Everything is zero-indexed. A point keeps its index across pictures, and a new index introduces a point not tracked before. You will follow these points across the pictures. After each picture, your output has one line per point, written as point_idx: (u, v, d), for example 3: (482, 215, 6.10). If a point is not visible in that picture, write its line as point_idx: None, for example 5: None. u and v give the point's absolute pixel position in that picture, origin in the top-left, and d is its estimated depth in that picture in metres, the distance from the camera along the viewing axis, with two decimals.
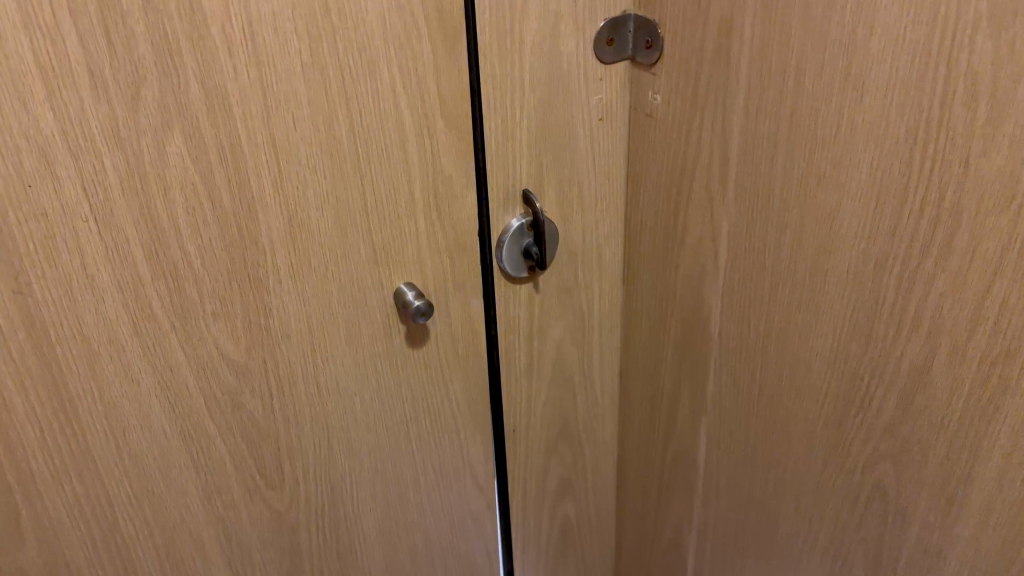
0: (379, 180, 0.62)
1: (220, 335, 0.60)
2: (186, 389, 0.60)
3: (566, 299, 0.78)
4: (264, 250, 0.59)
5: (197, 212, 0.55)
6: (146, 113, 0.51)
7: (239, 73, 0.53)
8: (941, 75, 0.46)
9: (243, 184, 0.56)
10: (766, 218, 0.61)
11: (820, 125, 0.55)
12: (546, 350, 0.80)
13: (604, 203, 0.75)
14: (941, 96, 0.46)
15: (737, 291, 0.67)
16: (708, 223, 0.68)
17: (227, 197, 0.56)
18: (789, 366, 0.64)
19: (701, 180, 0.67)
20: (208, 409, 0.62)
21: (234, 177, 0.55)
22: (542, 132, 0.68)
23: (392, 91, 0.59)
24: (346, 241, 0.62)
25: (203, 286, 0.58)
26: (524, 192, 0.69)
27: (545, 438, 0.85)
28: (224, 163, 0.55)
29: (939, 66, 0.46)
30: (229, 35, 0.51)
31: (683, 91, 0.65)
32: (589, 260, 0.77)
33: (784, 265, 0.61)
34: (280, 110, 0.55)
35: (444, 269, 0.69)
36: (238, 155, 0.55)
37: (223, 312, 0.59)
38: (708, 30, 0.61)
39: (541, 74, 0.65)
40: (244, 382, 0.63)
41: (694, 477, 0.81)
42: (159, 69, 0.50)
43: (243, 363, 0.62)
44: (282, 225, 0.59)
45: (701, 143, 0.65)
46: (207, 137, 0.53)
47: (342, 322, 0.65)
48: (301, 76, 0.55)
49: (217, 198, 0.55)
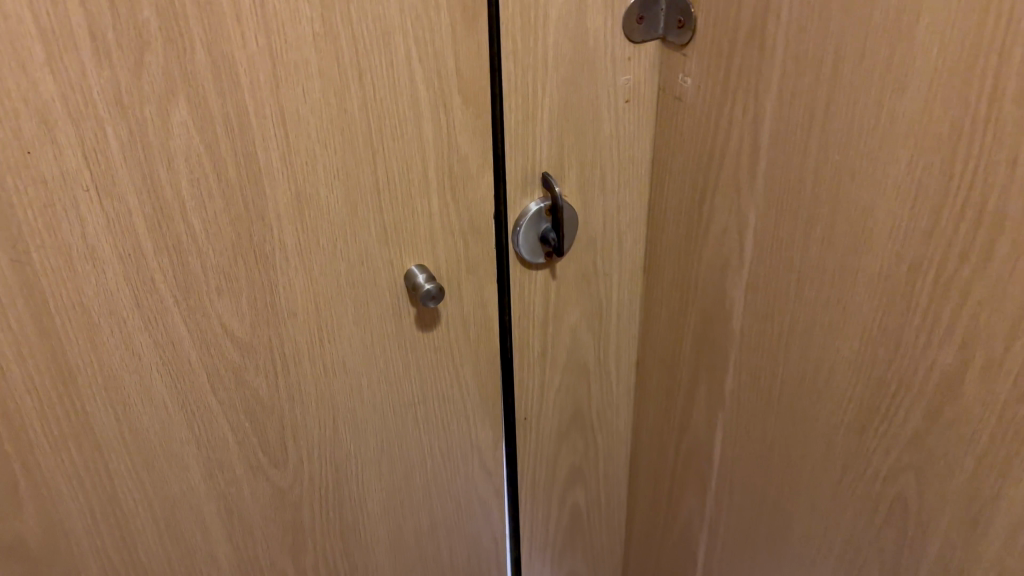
0: (391, 158, 0.59)
1: (224, 311, 0.59)
2: (188, 364, 0.59)
3: (583, 286, 0.75)
4: (270, 226, 0.57)
5: (202, 185, 0.53)
6: (150, 81, 0.49)
7: (247, 42, 0.50)
8: (993, 68, 0.42)
9: (250, 157, 0.54)
10: (795, 212, 0.58)
11: (858, 116, 0.51)
12: (561, 337, 0.78)
13: (627, 189, 0.72)
14: (991, 92, 0.43)
15: (762, 286, 0.64)
16: (734, 215, 0.64)
17: (234, 171, 0.54)
18: (812, 369, 0.61)
19: (729, 169, 0.63)
20: (211, 385, 0.61)
21: (241, 150, 0.54)
22: (564, 112, 0.65)
23: (407, 65, 0.56)
24: (356, 219, 0.60)
25: (207, 261, 0.56)
26: (543, 175, 0.67)
27: (557, 426, 0.83)
28: (230, 134, 0.53)
29: (991, 59, 0.42)
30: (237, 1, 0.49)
31: (715, 75, 0.62)
32: (608, 247, 0.75)
33: (812, 262, 0.58)
34: (290, 81, 0.53)
35: (456, 252, 0.67)
36: (245, 127, 0.53)
37: (228, 288, 0.58)
38: (744, 11, 0.57)
39: (565, 52, 0.62)
40: (248, 359, 0.62)
41: (708, 473, 0.79)
42: (163, 35, 0.48)
43: (247, 340, 0.61)
44: (290, 201, 0.57)
45: (731, 130, 0.62)
46: (212, 107, 0.51)
47: (350, 301, 0.64)
48: (312, 47, 0.52)
49: (223, 171, 0.54)
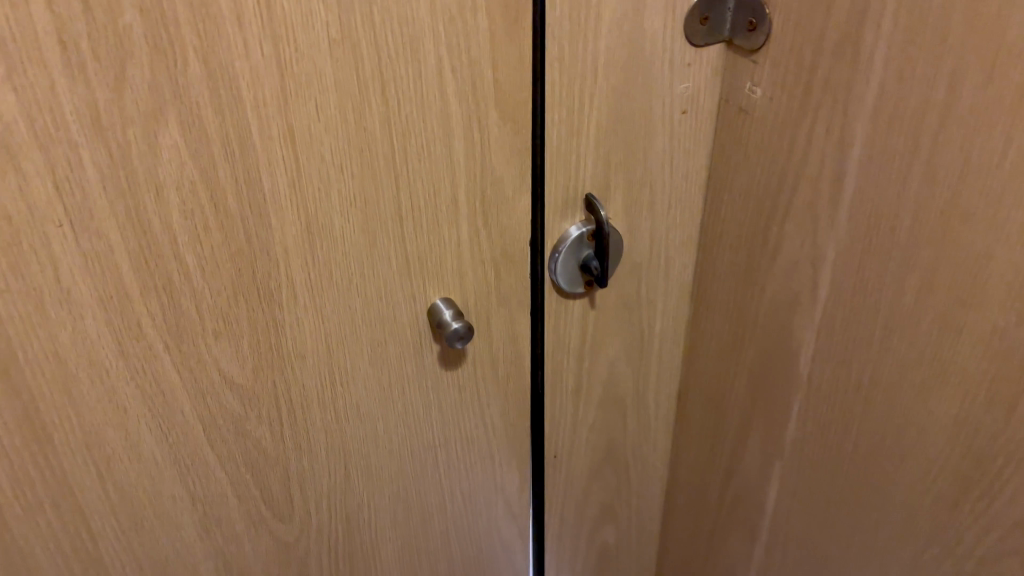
0: (417, 181, 0.51)
1: (222, 356, 0.51)
2: (182, 416, 0.52)
3: (624, 315, 0.67)
4: (277, 261, 0.49)
5: (197, 217, 0.45)
6: (134, 97, 0.41)
7: (249, 49, 0.42)
8: None
9: (253, 184, 0.46)
10: (886, 252, 0.50)
11: (977, 150, 0.43)
12: (597, 370, 0.70)
13: (678, 209, 0.64)
14: None
15: (838, 330, 0.56)
16: (807, 248, 0.56)
17: (233, 200, 0.46)
18: (896, 428, 0.54)
19: (804, 196, 0.55)
20: (208, 438, 0.54)
21: (242, 175, 0.45)
22: (612, 126, 0.57)
23: (438, 75, 0.48)
24: (375, 251, 0.52)
25: (202, 301, 0.48)
26: (587, 197, 0.58)
27: (589, 463, 0.76)
28: (230, 158, 0.45)
29: None
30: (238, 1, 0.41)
31: (793, 87, 0.53)
32: (654, 273, 0.66)
33: (903, 309, 0.50)
34: (300, 96, 0.45)
35: (487, 282, 0.59)
36: (247, 150, 0.45)
37: (227, 331, 0.50)
38: (835, 16, 0.48)
39: (618, 58, 0.54)
40: (250, 407, 0.54)
41: (757, 521, 0.71)
42: (149, 43, 0.40)
43: (249, 387, 0.53)
44: (300, 232, 0.49)
45: (809, 152, 0.54)
46: (209, 127, 0.43)
47: (366, 341, 0.56)
48: (327, 56, 0.44)
49: (221, 200, 0.46)
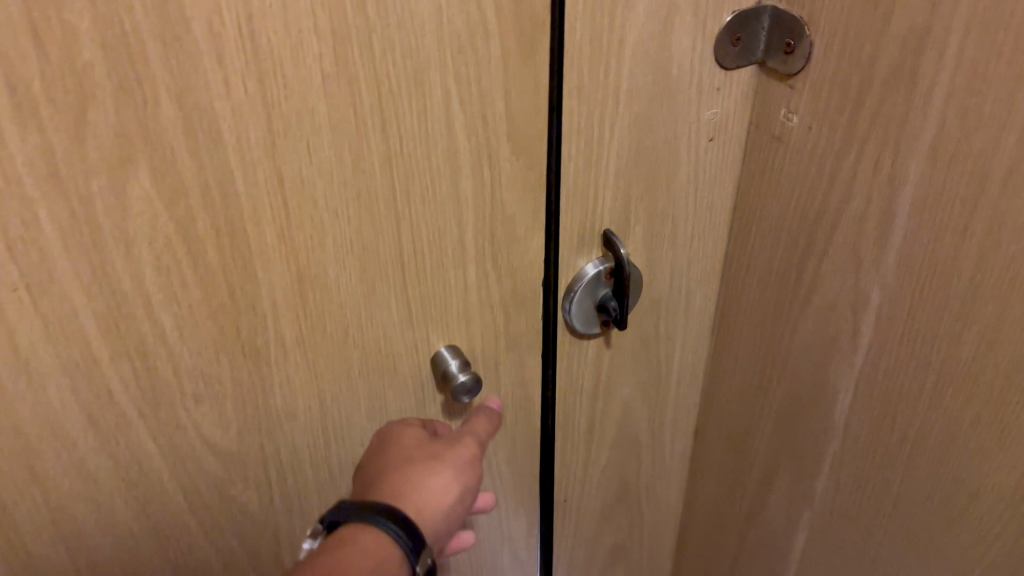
0: (419, 223, 0.46)
1: (204, 421, 0.46)
2: (159, 484, 0.47)
3: (641, 353, 0.63)
4: (264, 316, 0.44)
5: (173, 274, 0.40)
6: (97, 145, 0.36)
7: (231, 87, 0.37)
8: None
9: (236, 234, 0.41)
10: (941, 302, 0.45)
11: None
12: (611, 411, 0.65)
13: (701, 241, 0.59)
14: None
15: (880, 379, 0.51)
16: (846, 290, 0.51)
17: (215, 253, 0.41)
18: (945, 490, 0.49)
19: (844, 234, 0.50)
20: (189, 504, 0.49)
21: (224, 225, 0.40)
22: (634, 157, 0.51)
23: (444, 109, 0.43)
24: (373, 299, 0.47)
25: (182, 364, 0.43)
26: (605, 233, 0.53)
27: (601, 505, 0.71)
28: (210, 208, 0.39)
29: None
30: (217, 34, 0.35)
31: (835, 116, 0.48)
32: (675, 308, 0.61)
33: (959, 365, 0.46)
34: (290, 136, 0.39)
35: (495, 326, 0.54)
36: (229, 198, 0.40)
37: (209, 393, 0.45)
38: (887, 42, 0.43)
39: (643, 83, 0.48)
40: (236, 469, 0.49)
41: (780, 569, 0.67)
42: (114, 85, 0.34)
43: (234, 450, 0.48)
44: (290, 283, 0.44)
45: (851, 188, 0.49)
46: (185, 175, 0.38)
47: (364, 393, 0.51)
48: (320, 90, 0.39)
49: (200, 254, 0.40)
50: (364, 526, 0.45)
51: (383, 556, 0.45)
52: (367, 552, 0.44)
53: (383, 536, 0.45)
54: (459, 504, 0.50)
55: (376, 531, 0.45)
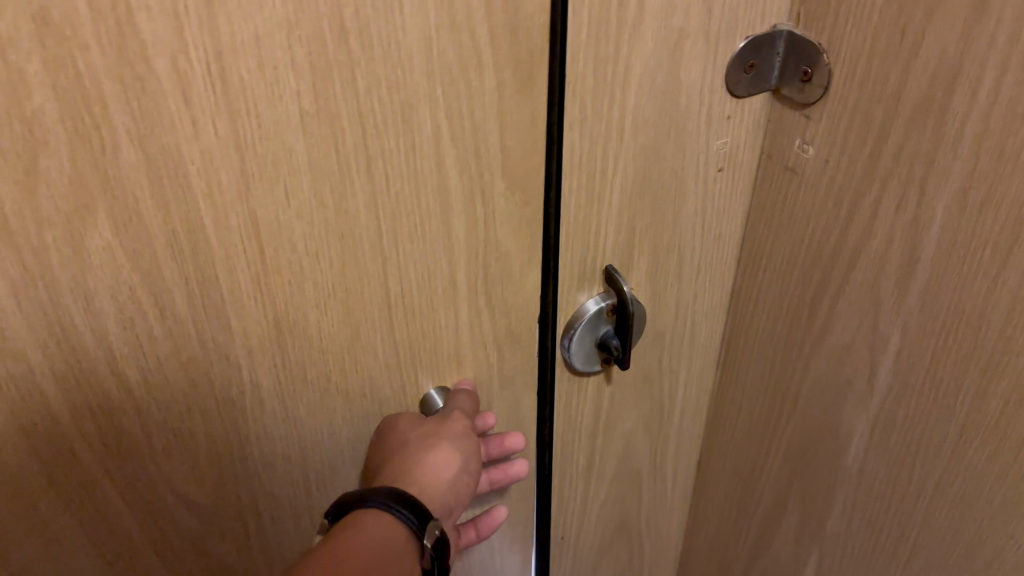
0: (407, 264, 0.43)
1: (175, 470, 0.44)
2: (128, 537, 0.45)
3: (643, 388, 0.60)
4: (238, 365, 0.42)
5: (138, 325, 0.38)
6: (51, 195, 0.33)
7: (200, 129, 0.34)
8: None
9: (208, 283, 0.38)
10: (966, 353, 0.42)
11: None
12: (611, 446, 0.62)
13: (708, 273, 0.56)
14: None
15: (896, 427, 0.48)
16: (862, 333, 0.48)
17: (183, 303, 0.38)
18: (965, 548, 0.46)
19: (861, 274, 0.47)
20: (160, 553, 0.47)
21: (195, 274, 0.38)
22: (639, 190, 0.48)
23: (433, 143, 0.40)
24: (358, 343, 0.45)
25: (150, 417, 0.41)
26: (607, 270, 0.50)
27: (599, 540, 0.68)
28: (178, 257, 0.37)
29: None
30: (183, 73, 0.32)
31: (854, 150, 0.45)
32: (679, 341, 0.58)
33: (984, 421, 0.43)
34: (265, 179, 0.37)
35: (487, 367, 0.51)
36: (199, 246, 0.37)
37: (179, 443, 0.43)
38: (912, 75, 0.40)
39: (649, 114, 0.45)
40: (210, 517, 0.47)
41: None
42: (68, 129, 0.32)
43: (208, 498, 0.46)
44: (267, 330, 0.42)
45: (870, 227, 0.46)
46: (150, 223, 0.35)
47: (348, 437, 0.49)
48: (299, 129, 0.36)
49: (167, 304, 0.38)
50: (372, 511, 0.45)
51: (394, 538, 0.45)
52: (383, 540, 0.44)
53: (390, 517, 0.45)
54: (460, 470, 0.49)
55: (388, 516, 0.45)
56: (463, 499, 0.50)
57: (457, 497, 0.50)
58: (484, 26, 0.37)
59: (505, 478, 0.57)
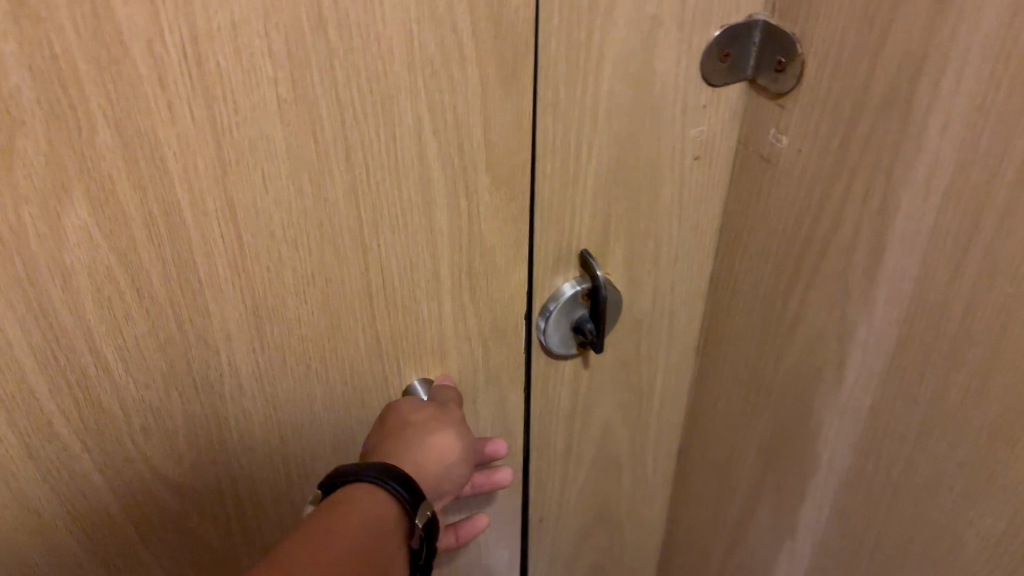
0: (386, 252, 0.45)
1: (151, 444, 0.46)
2: (102, 505, 0.47)
3: (622, 374, 0.60)
4: (213, 347, 0.44)
5: (112, 304, 0.40)
6: (27, 172, 0.34)
7: (176, 113, 0.35)
8: None
9: (183, 267, 0.40)
10: (929, 341, 0.43)
11: None
12: (590, 431, 0.63)
13: (686, 263, 0.56)
14: None
15: (865, 417, 0.49)
16: (832, 322, 0.49)
17: (159, 283, 0.40)
18: (929, 535, 0.47)
19: (831, 264, 0.48)
20: (136, 524, 0.49)
21: (172, 260, 0.40)
22: (614, 177, 0.49)
23: (415, 136, 0.41)
24: (337, 329, 0.46)
25: (129, 397, 0.43)
26: (582, 254, 0.51)
27: (578, 525, 0.69)
28: (154, 239, 0.38)
29: None
30: (158, 56, 0.34)
31: (825, 139, 0.46)
32: (657, 329, 0.59)
33: (946, 409, 0.43)
34: (243, 165, 0.38)
35: (465, 356, 0.53)
36: (175, 227, 0.39)
37: (157, 420, 0.45)
38: (877, 65, 0.41)
39: (624, 100, 0.46)
40: (187, 495, 0.49)
41: None
42: (42, 109, 0.33)
43: (183, 473, 0.48)
44: (245, 316, 0.43)
45: (839, 218, 0.46)
46: (126, 203, 0.37)
47: (330, 421, 0.51)
48: (277, 117, 0.37)
49: (143, 283, 0.40)
50: (368, 487, 0.46)
51: (386, 515, 0.46)
52: (377, 517, 0.45)
53: (385, 495, 0.46)
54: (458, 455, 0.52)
55: (383, 494, 0.46)
56: (453, 485, 0.53)
57: (447, 481, 0.52)
58: (466, 20, 0.39)
59: (488, 483, 0.61)
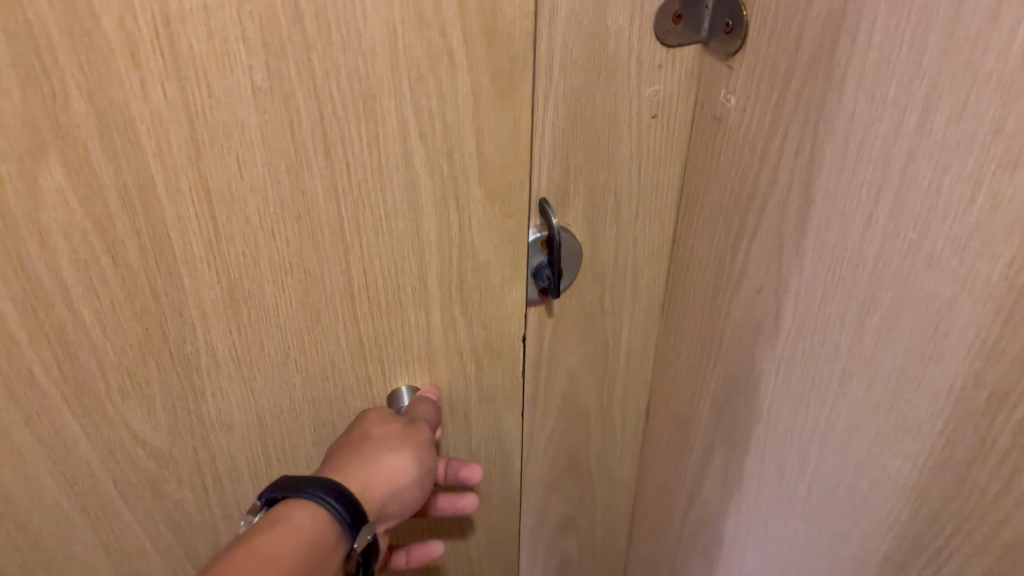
0: (362, 233, 0.48)
1: (125, 391, 0.50)
2: (78, 437, 0.52)
3: (586, 326, 0.64)
4: (186, 307, 0.48)
5: (87, 260, 0.44)
6: (8, 133, 0.38)
7: (148, 90, 0.39)
8: None
9: (155, 234, 0.44)
10: (847, 290, 0.46)
11: (943, 191, 0.38)
12: (555, 381, 0.66)
13: (647, 220, 0.60)
14: None
15: (797, 368, 0.52)
16: (770, 275, 0.52)
17: (132, 246, 0.44)
18: (849, 480, 0.50)
19: (770, 219, 0.51)
20: (111, 459, 0.54)
21: (144, 229, 0.44)
22: (571, 129, 0.52)
23: (399, 132, 0.44)
24: (312, 300, 0.50)
25: (102, 350, 0.48)
26: (541, 203, 0.54)
27: (547, 474, 0.73)
28: (127, 205, 0.42)
29: None
30: (129, 33, 0.37)
31: (765, 98, 0.48)
32: (620, 284, 0.62)
33: (861, 355, 0.46)
34: (216, 145, 0.42)
35: (445, 337, 0.55)
36: (148, 196, 0.42)
37: (132, 370, 0.49)
38: (806, 26, 0.44)
39: (578, 55, 0.49)
40: (161, 446, 0.54)
41: (714, 552, 0.68)
42: (22, 76, 0.37)
43: (157, 421, 0.53)
44: (221, 294, 0.48)
45: (776, 174, 0.49)
46: (100, 170, 0.41)
47: (307, 385, 0.54)
48: (250, 102, 0.41)
49: (117, 245, 0.44)
50: (308, 503, 0.49)
51: (321, 532, 0.48)
52: (312, 531, 0.48)
53: (325, 513, 0.49)
54: (410, 479, 0.55)
55: (321, 511, 0.49)
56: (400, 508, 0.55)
57: (397, 502, 0.55)
58: (450, 20, 0.41)
59: (452, 506, 0.65)
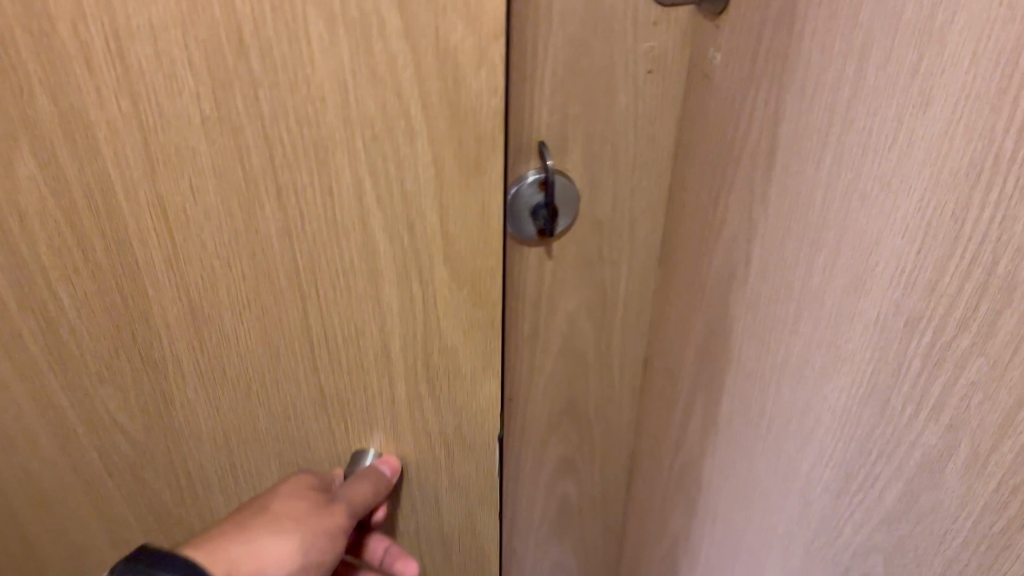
0: (293, 192, 0.49)
1: (86, 301, 0.55)
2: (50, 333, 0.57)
3: (585, 271, 0.69)
4: (132, 236, 0.51)
5: (45, 174, 0.48)
6: None
7: (86, 33, 0.42)
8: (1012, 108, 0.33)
9: (101, 162, 0.48)
10: (802, 230, 0.50)
11: (874, 133, 0.42)
12: (555, 322, 0.71)
13: (644, 172, 0.64)
14: (995, 141, 0.34)
15: (764, 309, 0.56)
16: (745, 222, 0.56)
17: (82, 168, 0.48)
18: (799, 413, 0.53)
19: (746, 168, 0.55)
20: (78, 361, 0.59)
21: (91, 155, 0.47)
22: (571, 79, 0.58)
23: (333, 106, 0.45)
24: (246, 250, 0.51)
25: (64, 259, 0.52)
26: (538, 145, 0.60)
27: (547, 414, 0.78)
28: (75, 130, 0.46)
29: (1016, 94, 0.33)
30: None
31: (744, 54, 0.53)
32: (618, 232, 0.67)
33: (812, 292, 0.50)
34: (150, 91, 0.44)
35: (390, 310, 0.55)
36: (94, 126, 0.46)
37: (88, 283, 0.54)
38: None
39: (576, 8, 0.55)
40: (137, 424, 0.63)
41: (695, 496, 0.72)
42: None
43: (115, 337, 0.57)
44: (161, 228, 0.50)
45: (751, 125, 0.53)
46: (49, 98, 0.45)
47: (252, 334, 0.56)
48: (182, 60, 0.43)
49: (69, 166, 0.48)
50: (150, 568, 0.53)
51: None
52: None
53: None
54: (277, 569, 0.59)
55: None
56: None
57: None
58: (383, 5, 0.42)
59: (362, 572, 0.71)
